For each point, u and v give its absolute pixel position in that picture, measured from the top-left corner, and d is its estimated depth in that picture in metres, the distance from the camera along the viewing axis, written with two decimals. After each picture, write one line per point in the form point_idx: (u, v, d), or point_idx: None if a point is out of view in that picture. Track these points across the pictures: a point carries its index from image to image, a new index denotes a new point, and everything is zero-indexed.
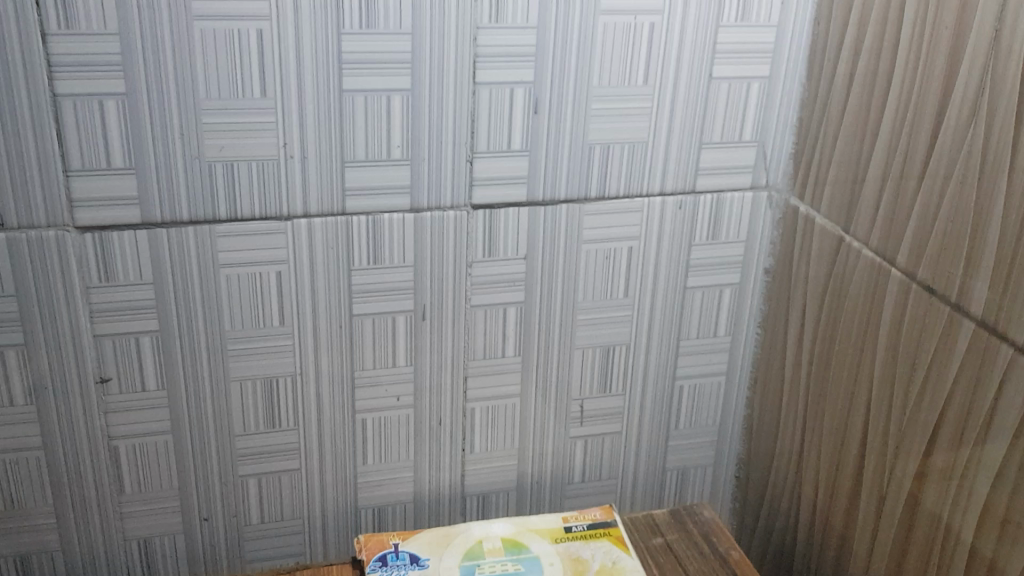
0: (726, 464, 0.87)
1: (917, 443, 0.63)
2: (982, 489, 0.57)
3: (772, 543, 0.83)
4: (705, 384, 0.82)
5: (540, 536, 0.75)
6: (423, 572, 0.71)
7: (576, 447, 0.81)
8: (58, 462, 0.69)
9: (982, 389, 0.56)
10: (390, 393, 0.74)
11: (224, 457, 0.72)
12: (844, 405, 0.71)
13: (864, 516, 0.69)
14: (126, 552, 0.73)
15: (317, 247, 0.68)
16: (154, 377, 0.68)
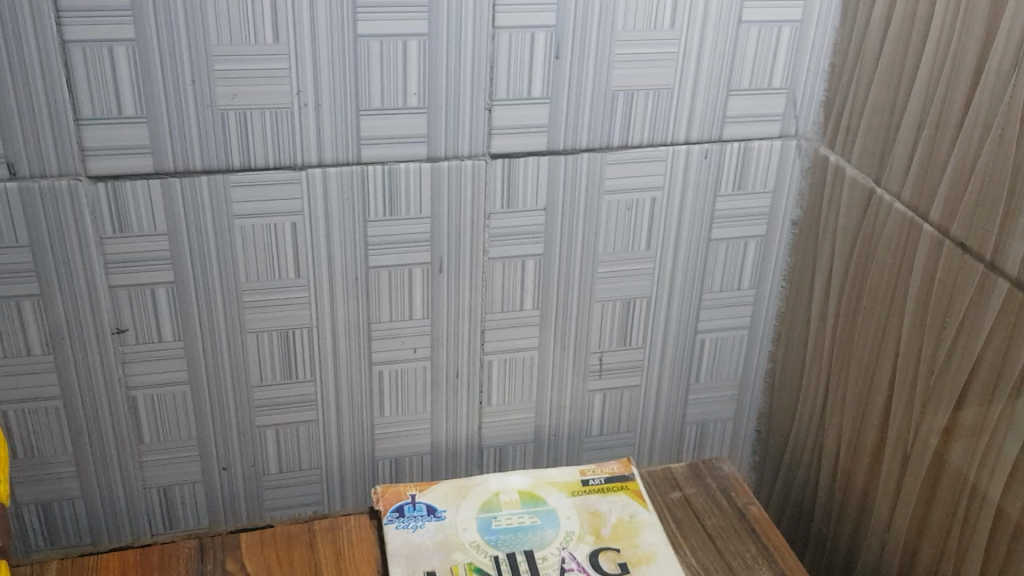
0: (747, 417, 0.86)
1: (945, 401, 0.61)
2: (1012, 450, 0.56)
3: (792, 497, 0.82)
4: (728, 338, 0.81)
5: (557, 489, 0.75)
6: (440, 523, 0.71)
7: (595, 400, 0.80)
8: (77, 412, 0.69)
9: (1015, 348, 0.54)
10: (407, 345, 0.73)
11: (242, 407, 0.72)
12: (869, 360, 0.69)
13: (887, 473, 0.68)
14: (146, 499, 0.74)
15: (331, 198, 0.67)
16: (170, 327, 0.68)
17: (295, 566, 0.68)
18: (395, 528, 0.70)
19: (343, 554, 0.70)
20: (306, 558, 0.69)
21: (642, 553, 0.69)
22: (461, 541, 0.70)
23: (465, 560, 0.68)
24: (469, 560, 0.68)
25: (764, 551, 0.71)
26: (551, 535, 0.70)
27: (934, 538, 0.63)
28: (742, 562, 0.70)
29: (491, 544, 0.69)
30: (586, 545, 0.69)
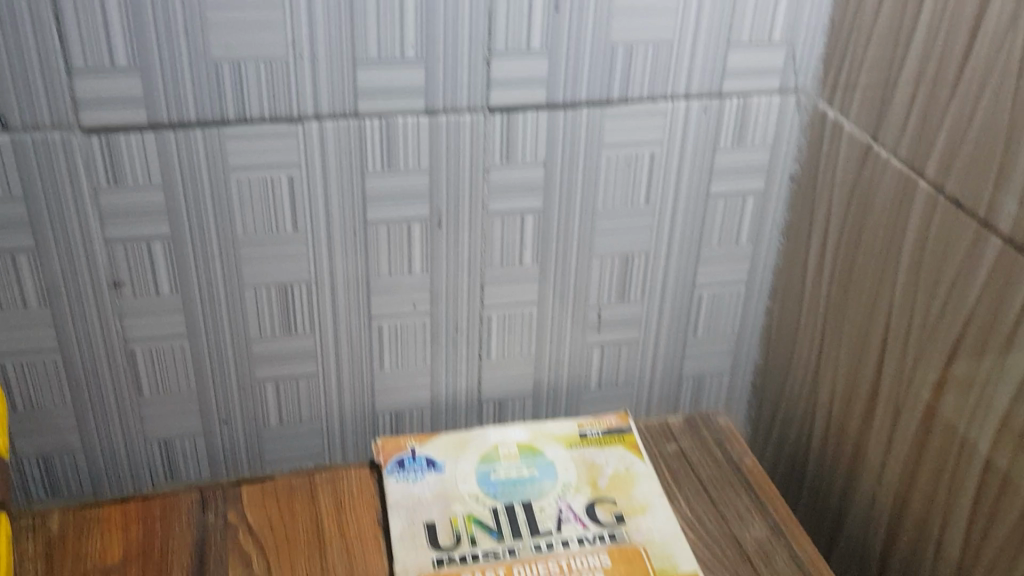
0: (743, 371, 0.87)
1: (937, 355, 0.62)
2: (1001, 402, 0.57)
3: (787, 449, 0.83)
4: (725, 293, 0.81)
5: (555, 441, 0.76)
6: (439, 475, 0.72)
7: (593, 354, 0.81)
8: (75, 365, 0.69)
9: (1006, 303, 0.55)
10: (407, 300, 0.73)
11: (240, 361, 0.73)
12: (866, 315, 0.69)
13: (880, 426, 0.69)
14: (147, 451, 0.74)
15: (329, 151, 0.66)
16: (167, 281, 0.68)
17: (296, 517, 0.69)
18: (395, 480, 0.71)
19: (343, 505, 0.71)
20: (306, 509, 0.70)
21: (638, 505, 0.70)
22: (460, 493, 0.71)
23: (464, 511, 0.69)
24: (468, 512, 0.69)
25: (757, 503, 0.72)
26: (549, 487, 0.71)
27: (924, 489, 0.64)
28: (735, 512, 0.71)
29: (490, 496, 0.70)
30: (583, 497, 0.71)
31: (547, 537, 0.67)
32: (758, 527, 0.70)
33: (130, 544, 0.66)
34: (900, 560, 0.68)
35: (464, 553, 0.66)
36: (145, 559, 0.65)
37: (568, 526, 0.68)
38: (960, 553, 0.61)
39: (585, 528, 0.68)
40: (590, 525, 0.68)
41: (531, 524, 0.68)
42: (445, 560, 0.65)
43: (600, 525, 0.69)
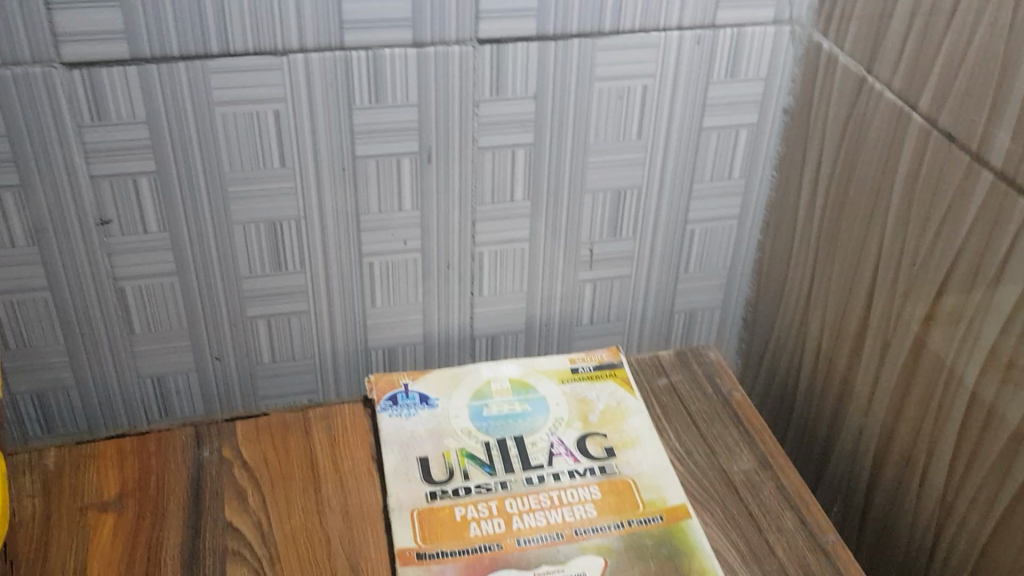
0: (735, 307, 0.87)
1: (927, 289, 0.62)
2: (989, 334, 0.57)
3: (776, 383, 0.84)
4: (717, 228, 0.81)
5: (547, 377, 0.76)
6: (432, 411, 0.72)
7: (585, 290, 0.81)
8: (66, 303, 0.69)
9: (997, 237, 0.55)
10: (398, 236, 0.73)
11: (231, 298, 0.73)
12: (856, 249, 0.69)
13: (868, 359, 0.69)
14: (140, 388, 0.75)
15: (315, 85, 0.65)
16: (155, 218, 0.68)
17: (290, 453, 0.70)
18: (388, 417, 0.72)
19: (337, 440, 0.71)
20: (300, 444, 0.71)
21: (628, 439, 0.71)
22: (453, 428, 0.71)
23: (457, 447, 0.70)
24: (461, 446, 0.70)
25: (746, 435, 0.73)
26: (540, 421, 0.72)
27: (910, 422, 0.65)
28: (724, 445, 0.72)
29: (483, 431, 0.71)
30: (574, 432, 0.72)
31: (538, 471, 0.68)
32: (746, 460, 0.71)
33: (127, 479, 0.67)
34: (886, 490, 0.69)
35: (457, 487, 0.67)
36: (142, 494, 0.66)
37: (559, 460, 0.69)
38: (944, 483, 0.63)
39: (576, 462, 0.69)
40: (581, 458, 0.70)
41: (523, 457, 0.69)
42: (439, 494, 0.66)
43: (590, 459, 0.70)
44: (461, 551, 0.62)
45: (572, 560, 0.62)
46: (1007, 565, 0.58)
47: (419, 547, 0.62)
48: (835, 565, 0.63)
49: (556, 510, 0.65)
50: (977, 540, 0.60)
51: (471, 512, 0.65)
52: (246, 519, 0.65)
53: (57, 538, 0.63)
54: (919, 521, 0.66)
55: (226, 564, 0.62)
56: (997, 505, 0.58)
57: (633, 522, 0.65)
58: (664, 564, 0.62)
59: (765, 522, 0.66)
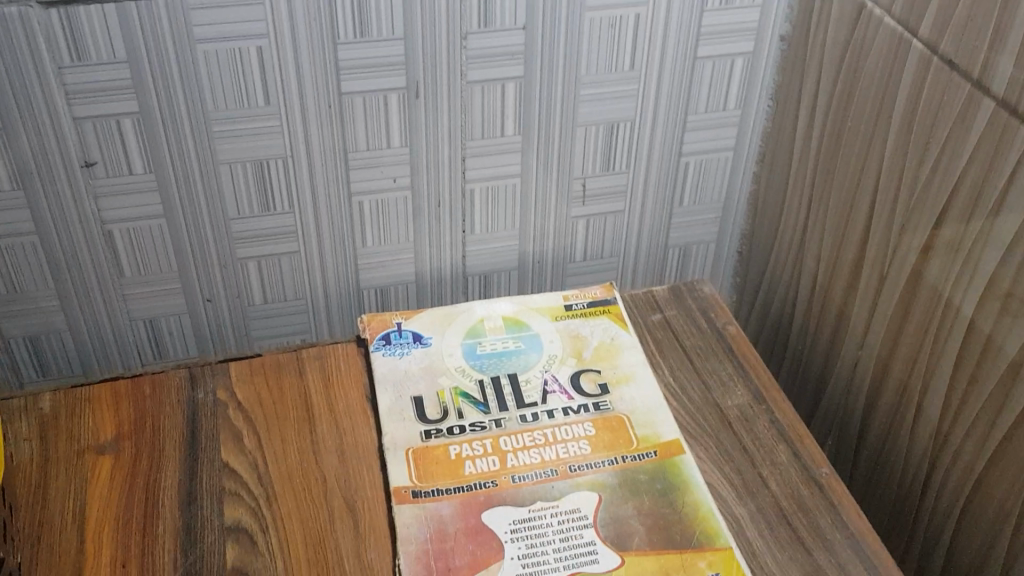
0: (730, 241, 0.85)
1: (924, 220, 0.61)
2: (988, 266, 0.56)
3: (771, 317, 0.83)
4: (712, 161, 0.79)
5: (541, 314, 0.75)
6: (425, 350, 0.72)
7: (578, 227, 0.80)
8: (55, 247, 0.69)
9: (997, 166, 0.53)
10: (386, 174, 0.72)
11: (221, 240, 0.72)
12: (853, 180, 0.67)
13: (864, 292, 0.68)
14: (133, 331, 0.75)
15: (298, 20, 0.63)
16: (140, 159, 0.67)
17: (285, 393, 0.70)
18: (382, 356, 0.72)
19: (331, 380, 0.72)
20: (294, 385, 0.71)
21: (622, 375, 0.71)
22: (447, 367, 0.71)
23: (451, 385, 0.70)
24: (455, 385, 0.70)
25: (740, 370, 0.72)
26: (534, 359, 0.72)
27: (906, 354, 0.64)
28: (718, 380, 0.72)
29: (476, 369, 0.71)
30: (568, 369, 0.71)
31: (532, 409, 0.68)
32: (740, 394, 0.70)
33: (123, 421, 0.68)
34: (880, 422, 0.68)
35: (451, 426, 0.67)
36: (138, 437, 0.66)
37: (553, 397, 0.69)
38: (939, 416, 0.62)
39: (569, 399, 0.69)
40: (575, 395, 0.69)
41: (517, 395, 0.69)
42: (433, 433, 0.66)
43: (584, 395, 0.69)
44: (456, 489, 0.62)
45: (567, 497, 0.62)
46: (1000, 496, 0.58)
47: (415, 485, 0.63)
48: (828, 498, 0.63)
49: (550, 447, 0.65)
50: (972, 472, 0.60)
51: (466, 450, 0.65)
52: (242, 459, 0.65)
53: (55, 482, 0.63)
54: (914, 453, 0.65)
55: (223, 504, 0.62)
56: (992, 437, 0.57)
57: (627, 458, 0.65)
58: (658, 499, 0.62)
59: (759, 457, 0.66)
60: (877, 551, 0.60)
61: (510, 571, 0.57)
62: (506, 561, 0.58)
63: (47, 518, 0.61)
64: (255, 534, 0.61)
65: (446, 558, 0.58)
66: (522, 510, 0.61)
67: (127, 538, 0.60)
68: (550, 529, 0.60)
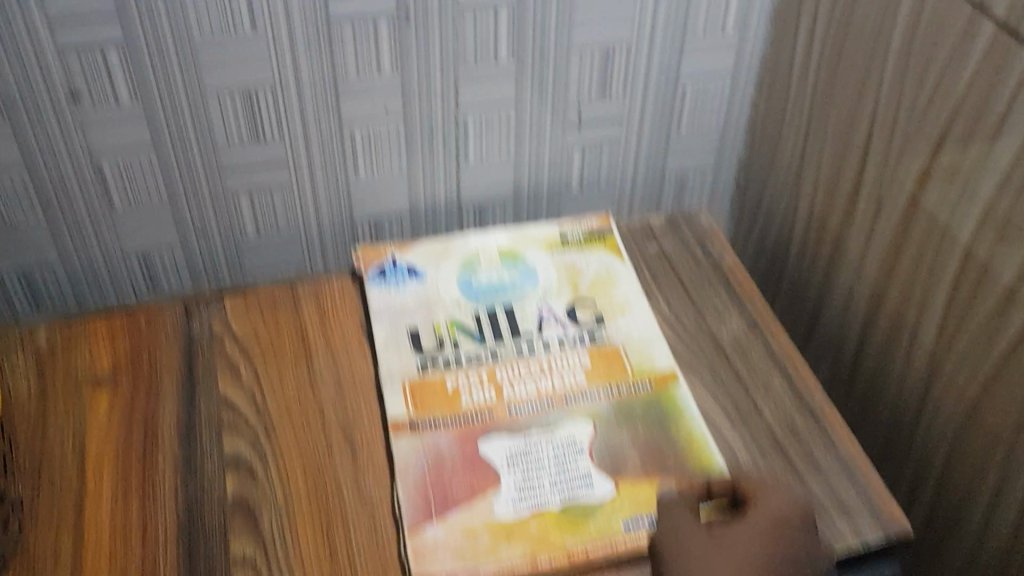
0: (727, 169, 0.84)
1: (922, 144, 0.60)
2: (985, 189, 0.55)
3: (768, 246, 0.83)
4: (710, 85, 0.77)
5: (536, 246, 0.75)
6: (421, 284, 0.72)
7: (573, 155, 0.79)
8: (44, 182, 0.68)
9: (997, 88, 0.53)
10: (378, 103, 0.71)
11: (211, 171, 0.71)
12: (851, 104, 0.67)
13: (861, 217, 0.68)
14: (127, 265, 0.74)
15: None
16: (127, 89, 0.65)
17: (280, 327, 0.70)
18: (377, 289, 0.71)
19: (326, 313, 0.72)
20: (290, 317, 0.71)
21: (617, 306, 0.70)
22: (442, 300, 0.71)
23: (447, 318, 0.70)
24: (450, 317, 0.70)
25: (736, 299, 0.72)
26: (530, 291, 0.71)
27: (904, 279, 0.64)
28: (714, 309, 0.71)
29: (472, 301, 0.71)
30: (564, 300, 0.71)
31: (528, 340, 0.68)
32: (735, 323, 0.70)
33: (119, 356, 0.68)
34: (875, 348, 0.69)
35: (447, 357, 0.67)
36: (136, 371, 0.67)
37: (549, 329, 0.69)
38: (932, 342, 0.63)
39: (565, 330, 0.69)
40: (570, 326, 0.69)
41: (512, 327, 0.69)
42: (429, 365, 0.66)
43: (580, 326, 0.69)
44: (452, 420, 0.63)
45: (563, 426, 0.62)
46: (994, 419, 0.58)
47: (412, 418, 0.63)
48: (823, 425, 0.64)
49: (545, 378, 0.65)
50: (966, 396, 0.60)
51: (461, 382, 0.65)
52: (239, 392, 0.66)
53: (54, 416, 0.64)
54: (907, 378, 0.66)
55: (222, 436, 0.63)
56: (985, 361, 0.58)
57: (622, 387, 0.65)
58: (653, 428, 0.62)
59: (753, 385, 0.66)
60: (871, 477, 0.61)
61: (506, 501, 0.58)
62: (503, 491, 0.59)
63: (48, 452, 0.62)
64: (254, 465, 0.61)
65: (443, 488, 0.59)
66: (519, 440, 0.61)
67: (127, 470, 0.61)
68: (547, 459, 0.60)
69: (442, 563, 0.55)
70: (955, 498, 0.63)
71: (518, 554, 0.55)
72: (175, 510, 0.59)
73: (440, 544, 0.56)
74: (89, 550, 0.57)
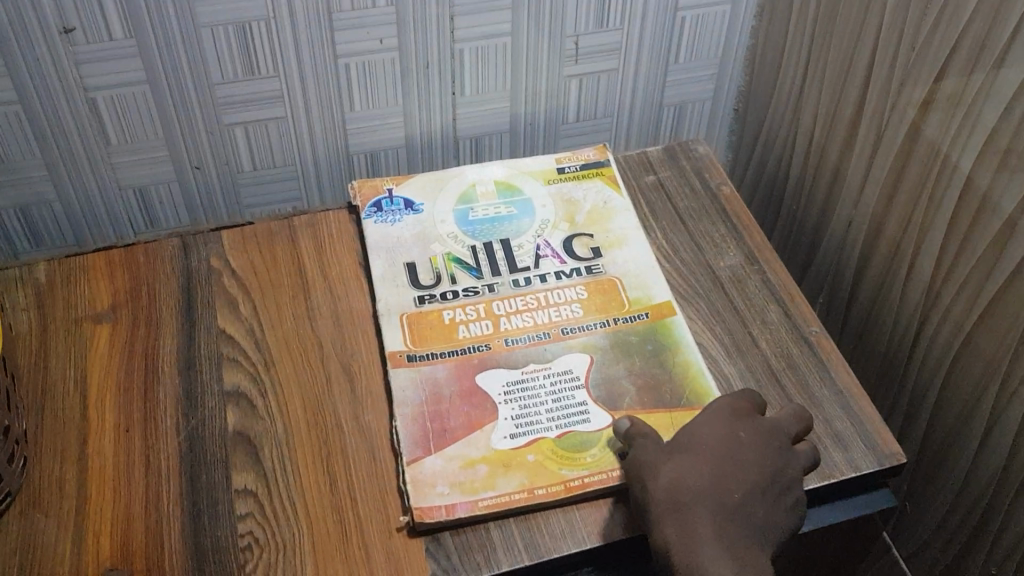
0: (726, 98, 0.83)
1: (926, 71, 0.59)
2: (989, 118, 0.54)
3: (765, 178, 0.83)
4: (709, 14, 0.76)
5: (533, 178, 0.74)
6: (418, 217, 0.72)
7: (570, 87, 0.78)
8: (39, 117, 0.67)
9: (1005, 13, 0.51)
10: (373, 36, 0.70)
11: (206, 106, 0.70)
12: (853, 31, 0.66)
13: (861, 148, 0.68)
14: (123, 200, 0.74)
15: None
16: (119, 24, 0.64)
17: (278, 262, 0.70)
18: (374, 223, 0.71)
19: (323, 247, 0.72)
20: (287, 253, 0.71)
21: (614, 238, 0.70)
22: (439, 233, 0.70)
23: (443, 251, 0.69)
24: (447, 251, 0.69)
25: (734, 232, 0.72)
26: (527, 224, 0.71)
27: (901, 210, 0.65)
28: (711, 241, 0.71)
29: (469, 235, 0.70)
30: (561, 233, 0.71)
31: (525, 273, 0.68)
32: (733, 256, 0.70)
33: (119, 290, 0.68)
34: (873, 280, 0.70)
35: (444, 291, 0.67)
36: (135, 305, 0.67)
37: (545, 261, 0.69)
38: (930, 275, 0.63)
39: (562, 263, 0.69)
40: (567, 260, 0.69)
41: (509, 260, 0.69)
42: (427, 299, 0.66)
43: (576, 259, 0.69)
44: (451, 353, 0.63)
45: (559, 358, 0.62)
46: (988, 351, 0.59)
47: (409, 350, 0.63)
48: (818, 356, 0.64)
49: (542, 311, 0.65)
50: (961, 328, 0.61)
51: (459, 315, 0.65)
52: (238, 326, 0.66)
53: (55, 351, 0.65)
54: (905, 310, 0.67)
55: (221, 369, 0.64)
56: (984, 294, 0.58)
57: (619, 320, 0.65)
58: (649, 359, 0.62)
59: (749, 317, 0.66)
60: (864, 408, 0.61)
61: (503, 432, 0.58)
62: (500, 422, 0.59)
63: (50, 387, 0.63)
64: (254, 398, 0.62)
65: (441, 420, 0.59)
66: (515, 372, 0.61)
67: (129, 403, 0.62)
68: (543, 391, 0.60)
69: (441, 493, 0.55)
70: (950, 427, 0.64)
71: (514, 485, 0.56)
72: (177, 442, 0.60)
73: (438, 474, 0.56)
74: (93, 482, 0.58)
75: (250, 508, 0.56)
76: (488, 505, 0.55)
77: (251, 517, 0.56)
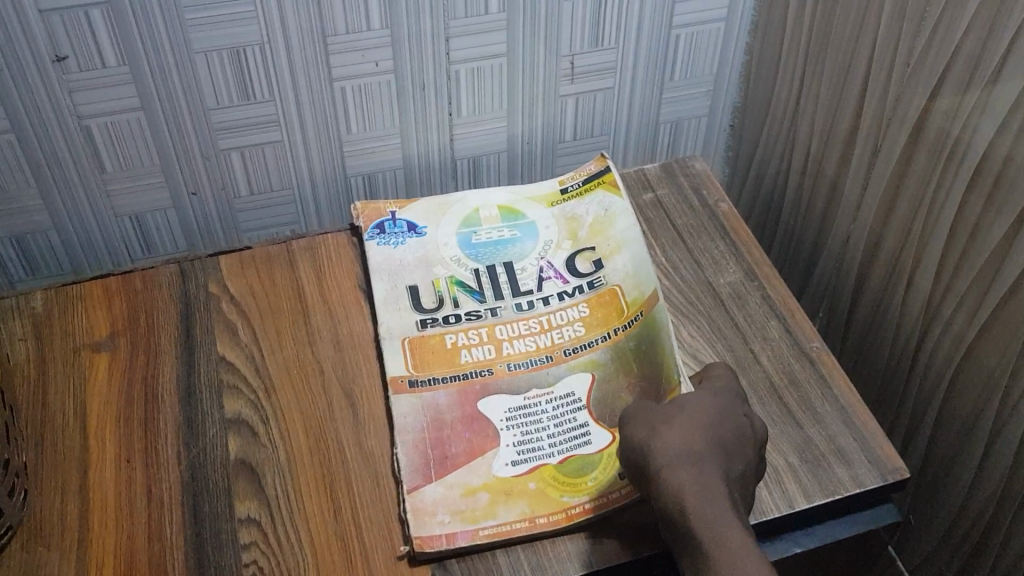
0: (721, 115, 0.84)
1: (921, 88, 0.60)
2: (986, 133, 0.55)
3: (762, 192, 0.83)
4: (703, 32, 0.76)
5: (536, 202, 0.74)
6: (421, 240, 0.71)
7: (566, 106, 0.78)
8: (32, 144, 0.67)
9: (998, 29, 0.52)
10: (368, 58, 0.69)
11: (202, 131, 0.70)
12: (848, 47, 0.66)
13: (859, 162, 0.68)
14: (119, 227, 0.74)
15: None
16: (112, 51, 0.64)
17: (278, 287, 0.70)
18: (376, 246, 0.70)
19: (323, 272, 0.72)
20: (286, 278, 0.71)
21: (615, 245, 0.70)
22: (441, 257, 0.70)
23: (446, 274, 0.69)
24: (450, 274, 0.69)
25: (732, 247, 0.72)
26: (530, 246, 0.71)
27: (900, 225, 0.65)
28: (710, 257, 0.72)
29: (471, 258, 0.70)
30: (564, 254, 0.70)
31: (528, 297, 0.68)
32: (732, 272, 0.71)
33: (117, 318, 0.68)
34: (873, 294, 0.70)
35: (446, 315, 0.66)
36: (133, 333, 0.67)
37: (548, 283, 0.69)
38: (930, 289, 0.63)
39: (564, 283, 0.69)
40: (570, 279, 0.69)
41: (512, 284, 0.69)
42: (429, 322, 0.66)
43: (578, 277, 0.69)
44: (453, 378, 0.62)
45: (561, 382, 0.62)
46: (988, 365, 0.59)
47: (411, 375, 0.63)
48: (820, 371, 0.64)
49: (546, 335, 0.65)
50: (962, 341, 0.61)
51: (462, 339, 0.65)
52: (237, 352, 0.66)
53: (55, 381, 0.64)
54: (905, 324, 0.67)
55: (223, 397, 0.63)
56: (984, 308, 0.58)
57: (619, 331, 0.65)
58: (641, 358, 0.63)
59: (751, 333, 0.66)
60: (867, 422, 0.61)
61: (505, 458, 0.58)
62: (502, 448, 0.59)
63: (50, 418, 0.62)
64: (256, 425, 0.62)
65: (442, 446, 0.59)
66: (517, 399, 0.61)
67: (129, 433, 0.61)
68: (545, 417, 0.60)
69: (441, 521, 0.55)
70: (952, 439, 0.64)
71: (516, 513, 0.56)
72: (179, 472, 0.59)
73: (439, 502, 0.56)
74: (95, 514, 0.57)
75: (254, 537, 0.56)
76: (488, 534, 0.55)
77: (255, 546, 0.56)
